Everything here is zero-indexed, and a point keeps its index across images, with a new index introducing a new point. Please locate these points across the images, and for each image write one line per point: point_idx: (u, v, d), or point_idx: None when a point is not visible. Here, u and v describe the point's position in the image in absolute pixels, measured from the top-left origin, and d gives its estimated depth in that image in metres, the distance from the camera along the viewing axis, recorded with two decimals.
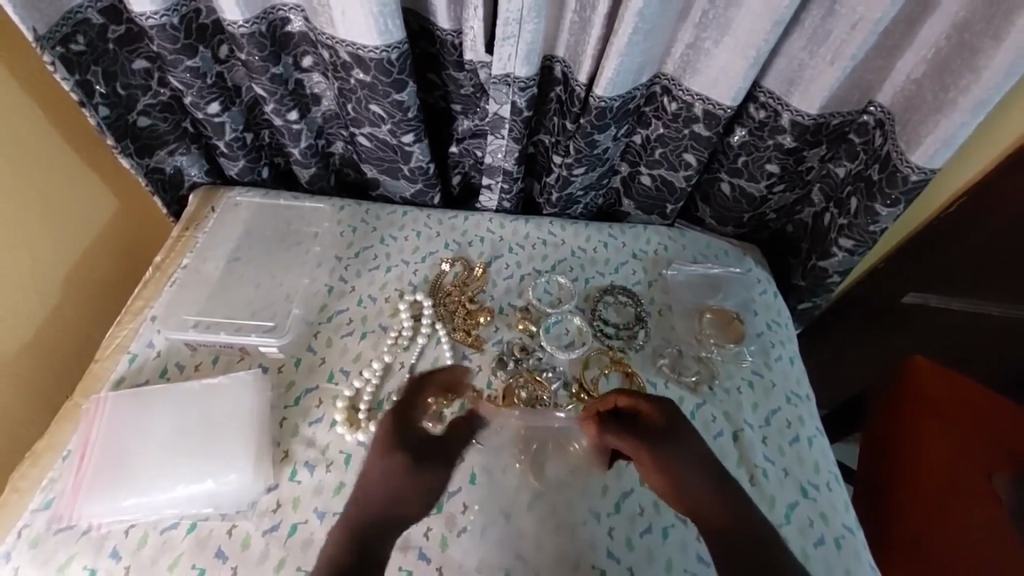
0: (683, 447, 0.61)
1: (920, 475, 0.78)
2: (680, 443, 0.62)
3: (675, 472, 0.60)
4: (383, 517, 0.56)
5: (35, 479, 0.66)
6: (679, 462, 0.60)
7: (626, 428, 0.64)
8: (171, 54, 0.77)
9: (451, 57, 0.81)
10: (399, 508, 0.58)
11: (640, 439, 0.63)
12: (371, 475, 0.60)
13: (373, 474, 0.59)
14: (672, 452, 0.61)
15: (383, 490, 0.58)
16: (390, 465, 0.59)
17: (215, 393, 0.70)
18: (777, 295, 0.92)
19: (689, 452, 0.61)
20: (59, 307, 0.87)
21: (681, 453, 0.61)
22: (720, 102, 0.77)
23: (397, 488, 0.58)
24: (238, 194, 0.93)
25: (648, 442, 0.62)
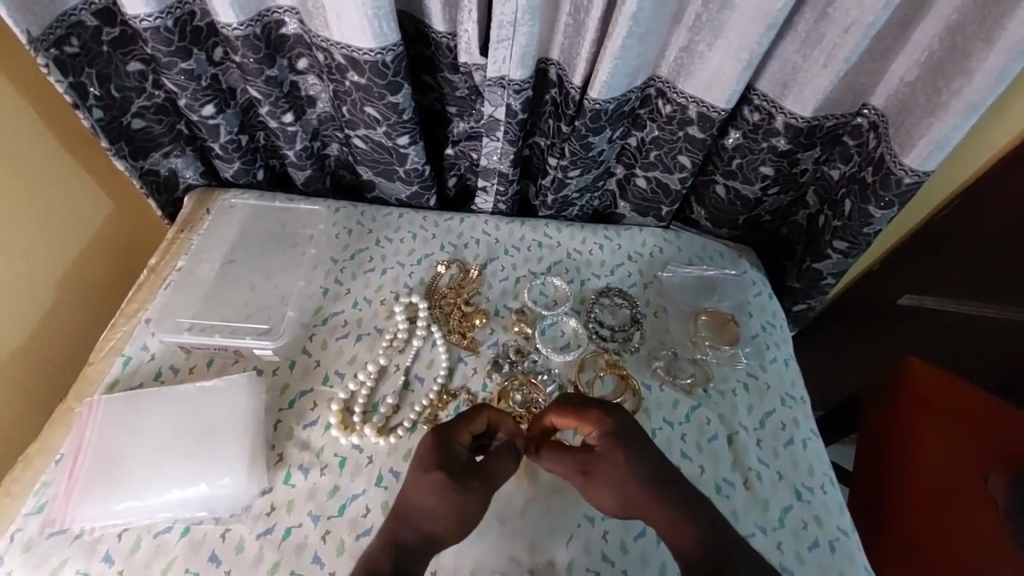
0: (619, 465, 0.60)
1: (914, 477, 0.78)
2: (619, 463, 0.60)
3: (615, 492, 0.60)
4: (417, 538, 0.58)
5: (29, 483, 0.66)
6: (615, 482, 0.59)
7: (563, 450, 0.64)
8: (165, 56, 0.77)
9: (446, 59, 0.81)
10: (437, 531, 0.58)
11: (576, 464, 0.62)
12: (412, 493, 0.59)
13: (418, 490, 0.59)
14: (606, 474, 0.60)
15: (420, 509, 0.58)
16: (426, 483, 0.59)
17: (211, 397, 0.69)
18: (771, 296, 0.92)
19: (624, 471, 0.59)
20: (53, 310, 0.87)
21: (615, 472, 0.60)
22: (715, 105, 0.77)
23: (432, 511, 0.58)
24: (234, 196, 0.93)
25: (582, 467, 0.61)
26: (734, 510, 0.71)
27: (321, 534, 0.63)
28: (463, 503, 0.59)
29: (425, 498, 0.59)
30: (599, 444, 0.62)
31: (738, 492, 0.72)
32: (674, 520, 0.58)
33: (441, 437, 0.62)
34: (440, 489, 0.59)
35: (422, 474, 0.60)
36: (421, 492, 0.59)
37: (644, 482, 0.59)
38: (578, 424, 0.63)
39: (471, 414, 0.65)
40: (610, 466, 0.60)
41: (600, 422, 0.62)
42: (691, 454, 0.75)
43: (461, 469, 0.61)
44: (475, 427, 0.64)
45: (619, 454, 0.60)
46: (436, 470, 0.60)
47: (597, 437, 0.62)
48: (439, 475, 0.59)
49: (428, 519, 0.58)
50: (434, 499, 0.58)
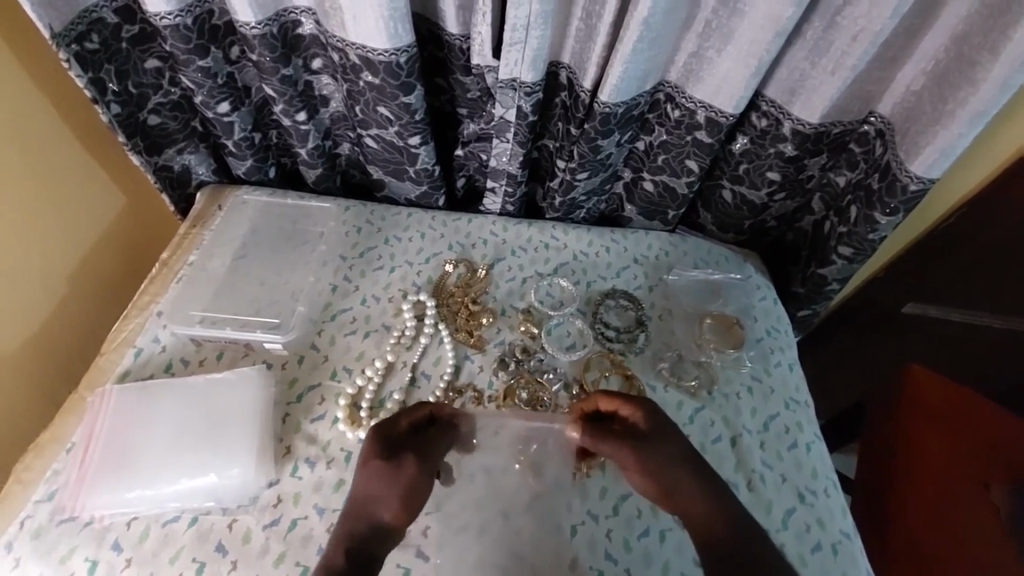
0: (661, 448, 0.61)
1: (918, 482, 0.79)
2: (663, 446, 0.61)
3: (657, 476, 0.59)
4: (370, 528, 0.56)
5: (39, 471, 0.66)
6: (658, 464, 0.60)
7: (606, 433, 0.65)
8: (183, 54, 0.78)
9: (458, 62, 0.82)
10: (380, 521, 0.57)
11: (622, 444, 0.62)
12: (359, 485, 0.59)
13: (364, 479, 0.59)
14: (652, 454, 0.60)
15: (365, 494, 0.58)
16: (370, 470, 0.59)
17: (216, 390, 0.70)
18: (776, 301, 0.93)
19: (670, 454, 0.60)
20: (64, 302, 0.88)
21: (661, 456, 0.60)
22: (723, 110, 0.78)
23: (373, 496, 0.58)
24: (246, 192, 0.94)
25: (631, 446, 0.62)
26: None
27: (327, 527, 0.64)
28: (406, 488, 0.59)
29: (369, 483, 0.58)
30: (645, 425, 0.63)
31: (742, 493, 0.73)
32: (702, 506, 0.57)
33: (380, 427, 0.63)
34: (385, 474, 0.59)
35: (366, 462, 0.60)
36: (366, 481, 0.59)
37: (685, 466, 0.60)
38: (621, 408, 0.66)
39: (413, 407, 0.66)
40: (655, 448, 0.61)
41: (644, 409, 0.64)
42: None
43: (400, 449, 0.62)
44: (416, 415, 0.65)
45: (663, 435, 0.62)
46: (378, 459, 0.60)
47: (639, 419, 0.64)
48: (378, 461, 0.60)
49: (377, 507, 0.57)
50: (378, 485, 0.58)
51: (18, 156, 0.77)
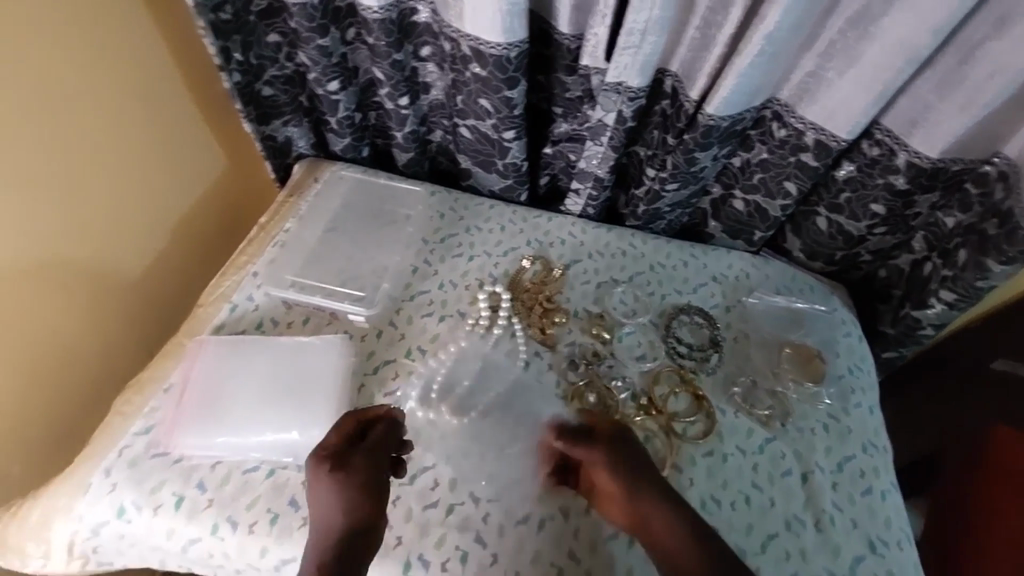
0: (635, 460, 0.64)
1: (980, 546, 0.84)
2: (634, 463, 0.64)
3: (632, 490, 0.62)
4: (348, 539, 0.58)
5: (139, 406, 0.71)
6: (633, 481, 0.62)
7: (582, 447, 0.66)
8: (306, 32, 0.82)
9: (564, 61, 0.82)
10: (356, 530, 0.58)
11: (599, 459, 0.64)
12: (316, 508, 0.59)
13: (320, 500, 0.59)
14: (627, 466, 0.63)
15: (327, 512, 0.59)
16: (322, 487, 0.60)
17: (301, 353, 0.73)
18: (861, 338, 0.89)
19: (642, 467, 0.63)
20: (167, 252, 0.94)
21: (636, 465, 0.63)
22: (835, 134, 0.76)
23: (335, 512, 0.59)
24: (343, 168, 0.98)
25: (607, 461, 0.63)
26: (802, 551, 0.69)
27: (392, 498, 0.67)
28: (361, 497, 0.60)
29: (327, 492, 0.59)
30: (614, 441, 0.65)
31: (809, 533, 0.70)
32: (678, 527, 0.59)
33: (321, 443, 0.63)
34: (336, 489, 0.59)
35: (316, 484, 0.60)
36: (321, 503, 0.59)
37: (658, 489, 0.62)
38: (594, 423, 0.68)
39: (343, 417, 0.65)
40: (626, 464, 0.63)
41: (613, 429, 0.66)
42: (762, 485, 0.73)
43: (343, 460, 0.61)
44: (350, 422, 0.64)
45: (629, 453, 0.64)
46: (326, 473, 0.60)
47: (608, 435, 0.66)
48: (328, 476, 0.60)
49: (341, 524, 0.58)
50: (336, 501, 0.59)
51: (139, 110, 0.83)
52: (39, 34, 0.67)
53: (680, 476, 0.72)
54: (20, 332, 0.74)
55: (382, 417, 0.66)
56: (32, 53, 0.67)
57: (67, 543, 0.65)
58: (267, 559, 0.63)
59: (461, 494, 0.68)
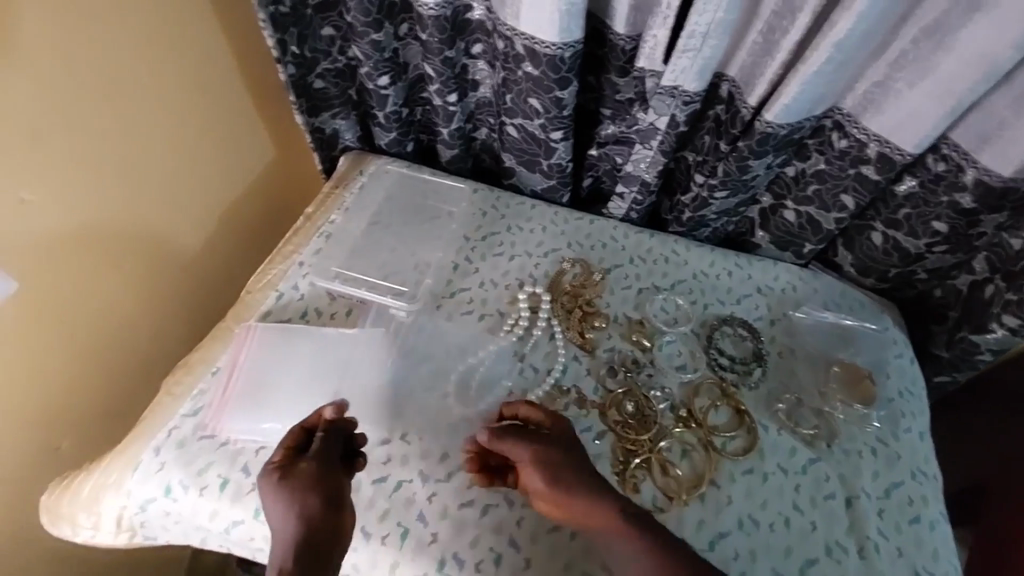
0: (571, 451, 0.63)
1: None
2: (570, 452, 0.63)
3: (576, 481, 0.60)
4: (305, 542, 0.54)
5: (188, 388, 0.73)
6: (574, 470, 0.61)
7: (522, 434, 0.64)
8: (361, 26, 0.83)
9: (617, 61, 0.80)
10: (313, 531, 0.55)
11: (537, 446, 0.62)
12: (270, 514, 0.57)
13: (272, 506, 0.57)
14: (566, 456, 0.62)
15: (281, 517, 0.56)
16: (273, 491, 0.57)
17: (348, 344, 0.75)
18: (913, 360, 0.86)
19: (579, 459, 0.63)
20: (215, 238, 0.97)
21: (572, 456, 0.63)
22: (900, 147, 0.73)
23: (288, 515, 0.56)
24: (387, 162, 0.98)
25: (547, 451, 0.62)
26: None
27: (428, 495, 0.67)
28: (312, 496, 0.57)
29: (285, 506, 0.56)
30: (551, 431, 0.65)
31: (851, 560, 0.68)
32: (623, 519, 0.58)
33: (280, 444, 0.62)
34: (286, 491, 0.57)
35: (267, 490, 0.58)
36: (274, 510, 0.56)
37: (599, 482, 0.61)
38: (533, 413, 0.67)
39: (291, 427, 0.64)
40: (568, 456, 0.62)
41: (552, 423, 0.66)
42: (803, 507, 0.71)
43: (291, 463, 0.60)
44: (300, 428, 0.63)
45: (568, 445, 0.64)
46: (275, 476, 0.58)
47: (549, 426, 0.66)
48: (277, 478, 0.58)
49: (295, 527, 0.55)
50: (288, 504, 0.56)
51: (195, 97, 0.85)
52: (107, 20, 0.69)
53: (719, 492, 0.71)
54: (76, 309, 0.76)
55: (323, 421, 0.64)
56: (100, 39, 0.69)
57: (116, 517, 0.68)
58: None
59: (496, 495, 0.67)
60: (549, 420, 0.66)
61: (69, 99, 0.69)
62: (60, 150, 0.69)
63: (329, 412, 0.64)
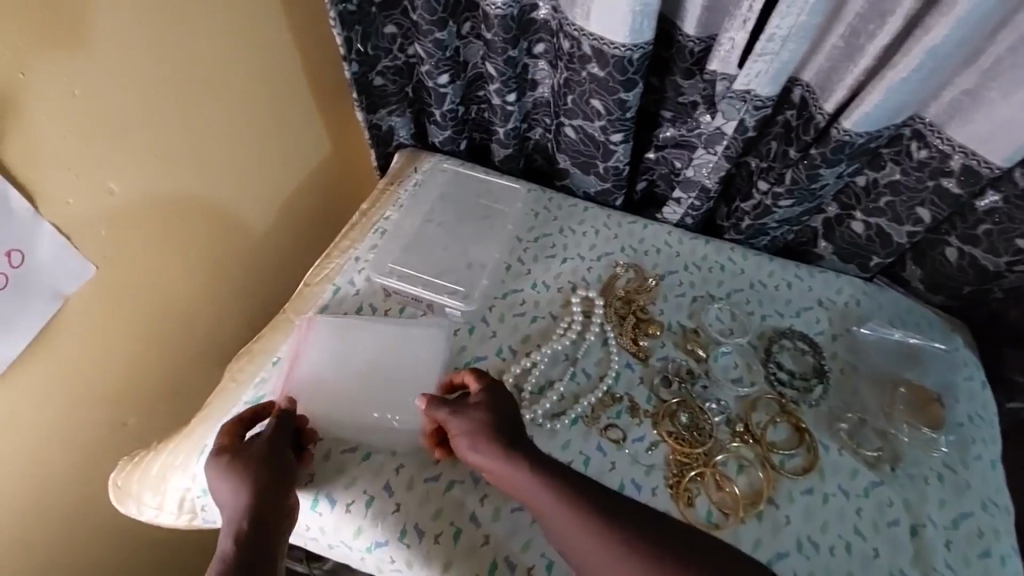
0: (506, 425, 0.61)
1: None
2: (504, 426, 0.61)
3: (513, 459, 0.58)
4: (255, 516, 0.55)
5: (250, 376, 0.74)
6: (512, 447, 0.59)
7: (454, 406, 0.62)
8: (426, 25, 0.83)
9: (683, 64, 0.78)
10: (261, 505, 0.56)
11: (464, 422, 0.61)
12: (220, 494, 0.58)
13: (220, 486, 0.58)
14: (496, 430, 0.60)
15: (231, 494, 0.57)
16: (220, 472, 0.58)
17: (403, 341, 0.76)
18: (985, 385, 0.81)
19: (514, 434, 0.60)
20: (271, 230, 0.99)
21: (510, 432, 0.60)
22: (988, 159, 0.69)
23: (236, 493, 0.56)
24: (442, 161, 0.99)
25: (476, 427, 0.60)
26: None
27: (480, 496, 0.66)
28: (260, 473, 0.58)
29: (229, 488, 0.57)
30: (484, 405, 0.62)
31: None
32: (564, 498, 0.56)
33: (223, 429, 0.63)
34: (232, 470, 0.58)
35: (214, 472, 0.59)
36: (223, 488, 0.57)
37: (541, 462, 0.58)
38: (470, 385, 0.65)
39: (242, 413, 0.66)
40: (498, 432, 0.60)
41: (484, 397, 0.63)
42: (866, 532, 0.68)
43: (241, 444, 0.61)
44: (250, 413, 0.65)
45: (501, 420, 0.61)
46: (223, 456, 0.59)
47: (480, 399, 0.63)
48: (225, 459, 0.59)
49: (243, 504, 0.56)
50: (237, 482, 0.57)
51: (260, 89, 0.86)
52: (185, 13, 0.71)
53: (777, 511, 0.69)
54: (143, 295, 0.79)
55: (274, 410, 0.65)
56: (176, 30, 0.71)
57: (179, 497, 0.70)
58: (360, 539, 0.65)
59: None
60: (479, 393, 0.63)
61: (147, 92, 0.71)
62: (140, 140, 0.72)
63: (281, 401, 0.66)
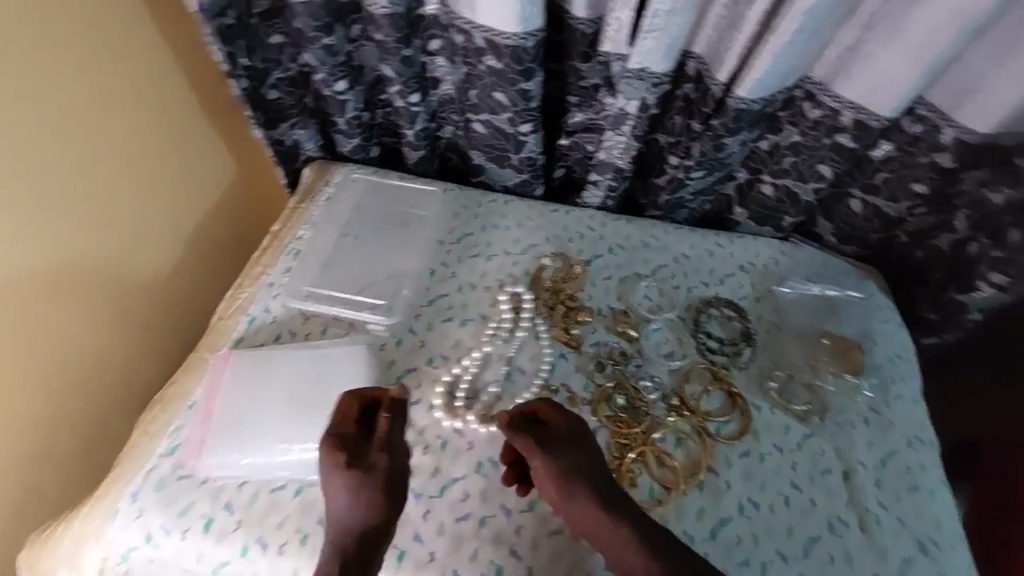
0: (572, 455, 0.61)
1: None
2: (571, 457, 0.61)
3: (592, 495, 0.59)
4: (347, 532, 0.58)
5: (163, 426, 0.69)
6: (580, 484, 0.60)
7: (531, 433, 0.62)
8: (312, 32, 0.80)
9: (579, 47, 0.77)
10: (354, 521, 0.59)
11: (544, 451, 0.61)
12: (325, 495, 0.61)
13: (325, 489, 0.60)
14: (569, 464, 0.60)
15: (336, 501, 0.60)
16: (326, 477, 0.60)
17: (322, 363, 0.72)
18: (900, 326, 0.85)
19: (579, 466, 0.61)
20: (182, 263, 0.93)
21: (581, 469, 0.61)
22: (877, 112, 0.71)
23: (344, 501, 0.59)
24: (353, 171, 0.95)
25: (554, 457, 0.61)
26: (847, 553, 0.66)
27: (423, 512, 0.65)
28: (358, 483, 0.60)
29: (333, 497, 0.60)
30: (563, 434, 0.62)
31: (853, 533, 0.68)
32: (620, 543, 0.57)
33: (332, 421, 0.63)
34: (331, 480, 0.60)
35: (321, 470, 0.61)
36: (327, 493, 0.60)
37: (609, 510, 0.59)
38: (547, 412, 0.64)
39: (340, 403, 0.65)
40: (576, 464, 0.61)
41: (573, 430, 0.63)
42: (802, 484, 0.70)
43: (352, 447, 0.61)
44: (348, 407, 0.64)
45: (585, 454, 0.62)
46: (324, 463, 0.61)
47: (558, 428, 0.63)
48: (331, 464, 0.60)
49: (341, 517, 0.59)
50: (338, 493, 0.60)
51: (147, 111, 0.81)
52: (44, 35, 0.65)
53: (717, 479, 0.70)
54: (46, 351, 0.73)
55: (387, 400, 0.64)
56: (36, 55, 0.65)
57: (98, 569, 0.65)
58: None
59: (492, 505, 0.66)
60: (552, 417, 0.63)
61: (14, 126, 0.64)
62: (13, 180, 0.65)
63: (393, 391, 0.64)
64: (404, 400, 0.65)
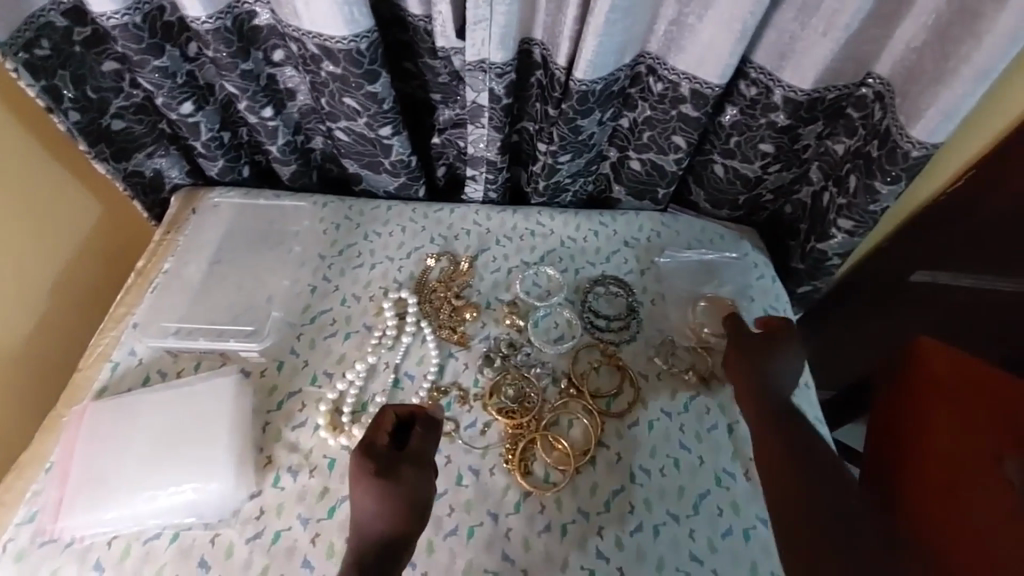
0: (768, 356, 0.68)
1: (928, 489, 0.69)
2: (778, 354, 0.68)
3: (750, 368, 0.67)
4: (388, 541, 0.55)
5: (19, 493, 0.65)
6: (756, 366, 0.67)
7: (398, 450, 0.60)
8: (136, 55, 0.75)
9: (425, 44, 0.77)
10: (404, 533, 0.56)
11: (740, 347, 0.70)
12: (356, 510, 0.57)
13: (360, 504, 0.56)
14: (755, 357, 0.68)
15: (368, 513, 0.56)
16: (364, 492, 0.56)
17: (190, 402, 0.69)
18: (774, 279, 0.89)
19: (782, 365, 0.67)
20: (46, 318, 0.87)
21: (767, 362, 0.67)
22: (708, 80, 0.73)
23: (377, 514, 0.56)
24: (219, 195, 0.91)
25: (742, 350, 0.70)
26: (734, 503, 0.68)
27: (311, 537, 0.63)
28: (402, 495, 0.57)
29: (368, 512, 0.56)
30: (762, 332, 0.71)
31: (739, 483, 0.70)
32: (764, 409, 0.63)
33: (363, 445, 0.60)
34: (376, 492, 0.56)
35: (357, 487, 0.57)
36: (361, 507, 0.56)
37: (765, 393, 0.64)
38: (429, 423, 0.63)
39: (377, 418, 0.62)
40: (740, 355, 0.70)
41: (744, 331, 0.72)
42: (690, 445, 0.72)
43: (385, 459, 0.59)
44: (383, 422, 0.61)
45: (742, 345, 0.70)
46: (367, 479, 0.57)
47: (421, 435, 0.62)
48: (374, 480, 0.57)
49: (372, 528, 0.55)
50: (378, 506, 0.56)
51: None
52: None
53: (609, 451, 0.72)
54: None
55: (422, 415, 0.63)
56: None
57: None
58: None
59: None
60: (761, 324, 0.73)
61: None
62: None
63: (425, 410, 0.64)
64: (436, 416, 0.65)
